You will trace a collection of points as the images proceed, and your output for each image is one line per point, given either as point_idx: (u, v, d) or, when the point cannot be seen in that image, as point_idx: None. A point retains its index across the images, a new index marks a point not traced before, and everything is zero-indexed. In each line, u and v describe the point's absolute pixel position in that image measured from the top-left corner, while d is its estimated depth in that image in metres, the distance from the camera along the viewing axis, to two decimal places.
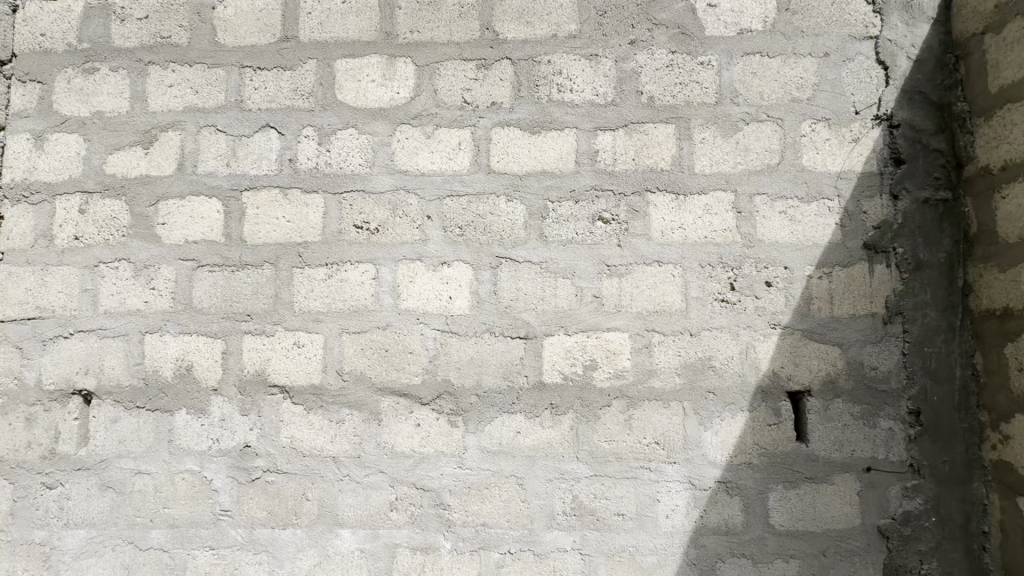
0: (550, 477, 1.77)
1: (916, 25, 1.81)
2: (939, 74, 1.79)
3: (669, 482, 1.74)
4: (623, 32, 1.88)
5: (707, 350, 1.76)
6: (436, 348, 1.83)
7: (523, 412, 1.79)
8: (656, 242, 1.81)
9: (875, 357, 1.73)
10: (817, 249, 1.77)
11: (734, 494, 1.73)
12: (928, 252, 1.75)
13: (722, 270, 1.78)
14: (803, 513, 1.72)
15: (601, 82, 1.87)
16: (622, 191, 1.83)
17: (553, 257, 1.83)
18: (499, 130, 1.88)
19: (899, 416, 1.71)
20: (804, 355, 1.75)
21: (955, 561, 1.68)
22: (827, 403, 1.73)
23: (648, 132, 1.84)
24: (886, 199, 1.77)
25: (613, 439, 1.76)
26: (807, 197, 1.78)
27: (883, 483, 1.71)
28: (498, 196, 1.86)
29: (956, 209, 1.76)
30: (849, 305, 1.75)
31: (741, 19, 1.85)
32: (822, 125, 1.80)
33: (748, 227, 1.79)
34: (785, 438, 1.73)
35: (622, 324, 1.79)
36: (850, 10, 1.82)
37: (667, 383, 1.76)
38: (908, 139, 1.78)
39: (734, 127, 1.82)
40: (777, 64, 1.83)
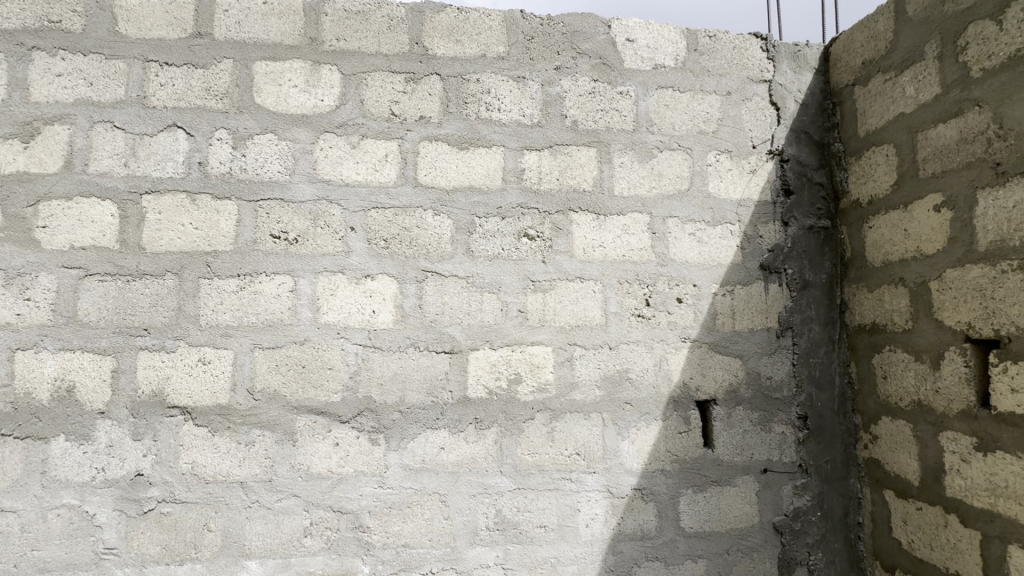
0: (474, 492, 1.76)
1: (801, 73, 2.04)
2: (819, 117, 2.03)
3: (588, 492, 1.80)
4: (549, 57, 1.96)
5: (625, 362, 1.85)
6: (357, 363, 1.77)
7: (447, 428, 1.77)
8: (578, 259, 1.88)
9: (770, 368, 1.91)
10: (721, 269, 1.93)
11: (649, 500, 1.82)
12: (813, 273, 1.96)
13: (638, 287, 1.89)
14: (709, 514, 1.84)
15: (528, 103, 1.94)
16: (547, 209, 1.90)
17: (479, 272, 1.84)
18: (427, 144, 1.88)
19: (790, 420, 1.90)
20: (710, 366, 1.89)
21: (837, 551, 1.87)
22: (730, 411, 1.88)
23: (572, 154, 1.93)
24: (778, 225, 1.97)
25: (536, 451, 1.79)
26: (713, 221, 1.95)
27: (777, 482, 1.87)
28: (425, 210, 1.85)
29: (834, 235, 1.98)
30: (748, 320, 1.92)
31: (656, 56, 2.00)
32: (725, 156, 1.98)
33: (661, 247, 1.91)
34: (693, 444, 1.86)
35: (545, 338, 1.84)
36: (747, 55, 2.03)
37: (587, 395, 1.83)
38: (796, 172, 2.00)
39: (649, 154, 1.96)
40: (687, 98, 1.99)
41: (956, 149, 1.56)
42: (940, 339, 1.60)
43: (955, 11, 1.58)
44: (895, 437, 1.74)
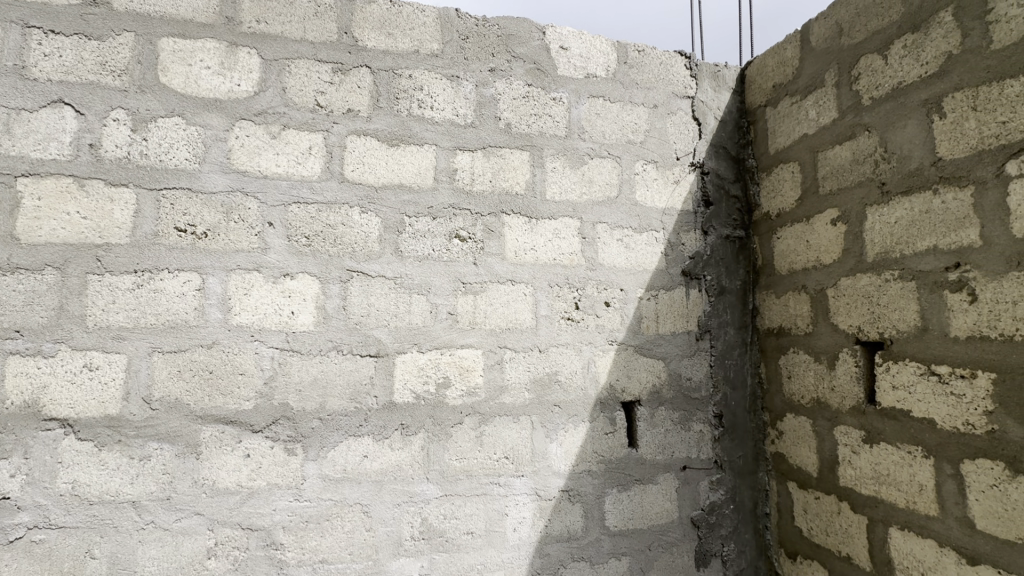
0: (398, 501, 1.70)
1: (721, 92, 2.18)
2: (736, 134, 2.17)
3: (516, 495, 1.79)
4: (484, 58, 1.95)
5: (554, 365, 1.87)
6: (273, 368, 1.65)
7: (371, 435, 1.70)
8: (510, 262, 1.88)
9: (690, 369, 2.00)
10: (646, 274, 2.00)
11: (575, 501, 1.84)
12: (729, 280, 2.08)
13: (568, 290, 1.92)
14: (632, 512, 1.89)
15: (461, 103, 1.91)
16: (479, 210, 1.88)
17: (408, 273, 1.79)
18: (355, 138, 1.80)
19: (706, 419, 2.00)
20: (635, 368, 1.95)
21: (747, 541, 1.99)
22: (653, 411, 1.95)
23: (505, 156, 1.93)
24: (699, 233, 2.08)
25: (464, 456, 1.76)
26: (639, 227, 2.02)
27: (695, 478, 1.97)
28: (351, 207, 1.77)
29: (748, 245, 2.12)
30: (670, 324, 2.01)
31: (588, 65, 2.05)
32: (651, 167, 2.07)
33: (591, 252, 1.96)
34: (618, 444, 1.90)
35: (475, 341, 1.82)
36: (673, 71, 2.14)
37: (517, 398, 1.82)
38: (715, 185, 2.12)
39: (580, 160, 2.00)
40: (617, 108, 2.06)
41: (850, 168, 1.70)
42: (836, 342, 1.73)
43: (849, 43, 1.72)
44: (798, 432, 1.87)
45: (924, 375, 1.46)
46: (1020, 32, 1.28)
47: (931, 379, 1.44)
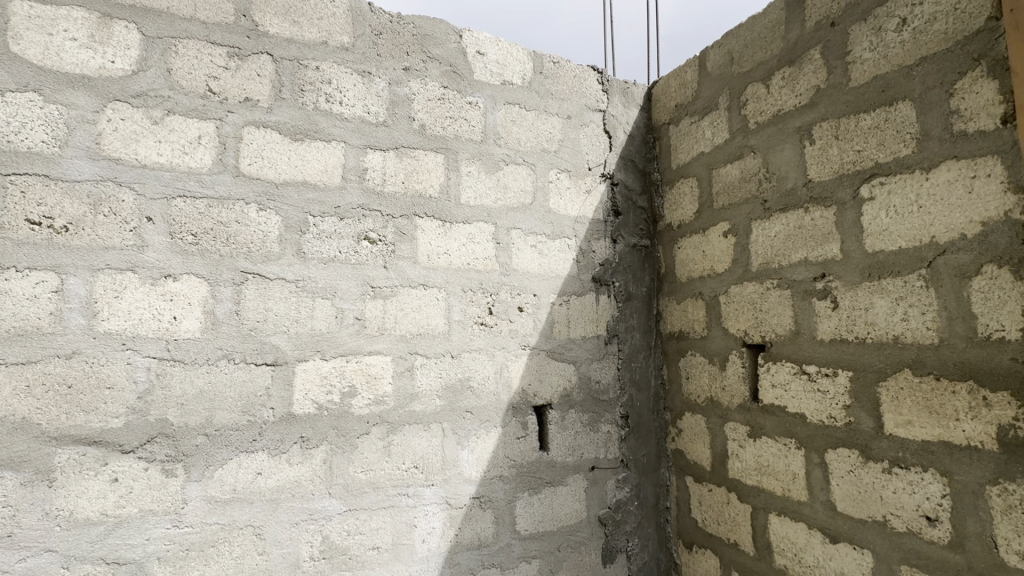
0: (297, 519, 1.58)
1: (630, 108, 2.29)
2: (643, 148, 2.29)
3: (425, 506, 1.74)
4: (397, 56, 1.90)
5: (466, 371, 1.85)
6: (150, 380, 1.48)
7: (266, 450, 1.57)
8: (422, 266, 1.84)
9: (599, 372, 2.08)
10: (559, 280, 2.05)
11: (487, 507, 1.83)
12: (635, 287, 2.19)
13: (482, 295, 1.91)
14: (543, 515, 1.91)
15: (373, 101, 1.84)
16: (390, 212, 1.82)
17: (311, 276, 1.68)
18: (252, 130, 1.67)
19: (614, 420, 2.08)
20: (547, 373, 1.98)
21: (649, 535, 2.09)
22: (563, 414, 1.99)
23: (419, 158, 1.88)
24: (608, 242, 2.17)
25: (370, 468, 1.68)
26: (553, 234, 2.07)
27: (602, 478, 2.04)
28: (247, 203, 1.63)
29: (653, 253, 2.25)
30: (581, 329, 2.07)
31: (504, 72, 2.07)
32: (564, 175, 2.12)
33: (504, 257, 1.97)
34: (530, 448, 1.92)
35: (384, 347, 1.75)
36: (586, 85, 2.21)
37: (427, 406, 1.78)
38: (624, 196, 2.23)
39: (495, 166, 2.00)
40: (532, 117, 2.10)
41: (739, 185, 1.85)
42: (726, 345, 1.88)
43: (738, 71, 1.88)
44: (694, 429, 2.00)
45: (797, 374, 1.62)
46: (871, 73, 1.46)
47: (802, 377, 1.60)
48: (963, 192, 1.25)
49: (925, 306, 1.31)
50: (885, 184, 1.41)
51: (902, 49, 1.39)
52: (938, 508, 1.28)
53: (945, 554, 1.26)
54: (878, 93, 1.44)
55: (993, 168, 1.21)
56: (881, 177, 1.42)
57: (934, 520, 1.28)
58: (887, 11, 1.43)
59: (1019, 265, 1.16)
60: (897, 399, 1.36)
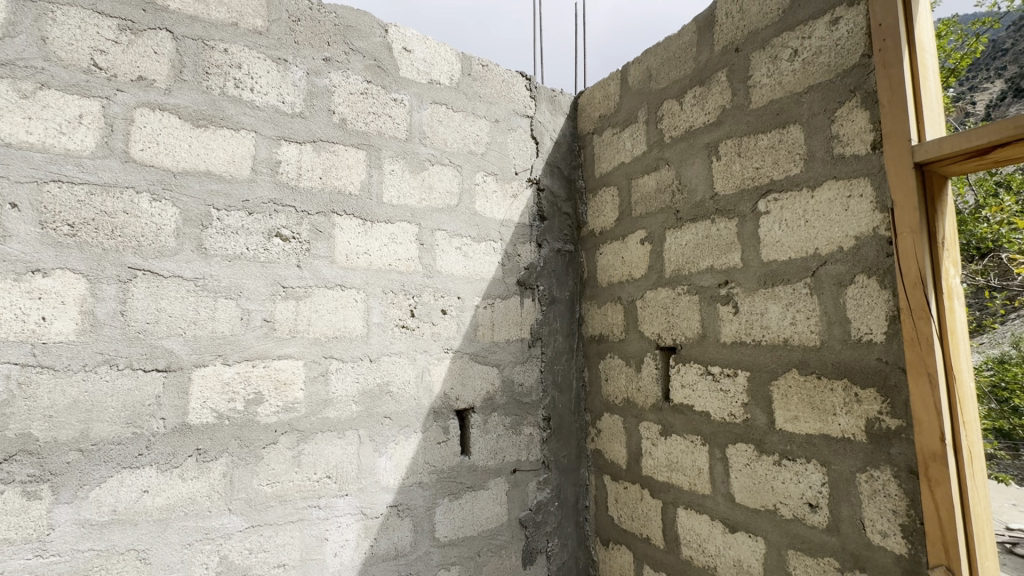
0: (190, 540, 1.45)
1: (556, 115, 2.34)
2: (569, 156, 2.35)
3: (338, 517, 1.66)
4: (317, 45, 1.81)
5: (386, 375, 1.79)
6: (9, 390, 1.29)
7: (155, 465, 1.42)
8: (339, 266, 1.76)
9: (522, 375, 2.09)
10: (483, 283, 2.05)
11: (405, 516, 1.78)
12: (559, 291, 2.23)
13: (404, 297, 1.86)
14: (463, 520, 1.89)
15: (289, 90, 1.74)
16: (305, 208, 1.72)
17: (213, 274, 1.55)
18: (146, 112, 1.52)
19: (536, 422, 2.10)
20: (470, 376, 1.97)
21: (569, 534, 2.13)
22: (486, 417, 1.99)
23: (339, 153, 1.80)
24: (534, 246, 2.20)
25: (276, 480, 1.58)
26: (478, 237, 2.06)
27: (524, 480, 2.05)
28: (138, 193, 1.48)
29: (577, 258, 2.31)
30: (505, 332, 2.08)
31: (431, 71, 2.04)
32: (491, 179, 2.13)
33: (428, 259, 1.93)
34: (451, 453, 1.90)
35: (295, 351, 1.65)
36: (514, 90, 2.24)
37: (342, 412, 1.70)
38: (549, 201, 2.27)
39: (420, 165, 1.97)
40: (459, 118, 2.08)
41: (655, 195, 1.95)
42: (642, 347, 1.96)
43: (656, 88, 1.98)
44: (612, 429, 2.07)
45: (703, 375, 1.72)
46: (768, 97, 1.59)
47: (707, 378, 1.71)
48: (841, 210, 1.39)
49: (809, 312, 1.45)
50: (779, 199, 1.54)
51: (794, 77, 1.53)
52: (818, 495, 1.40)
53: (824, 537, 1.38)
54: (774, 116, 1.57)
55: (864, 189, 1.35)
56: (775, 193, 1.55)
57: (815, 506, 1.41)
58: (781, 42, 1.57)
59: (883, 275, 1.30)
60: (787, 396, 1.48)
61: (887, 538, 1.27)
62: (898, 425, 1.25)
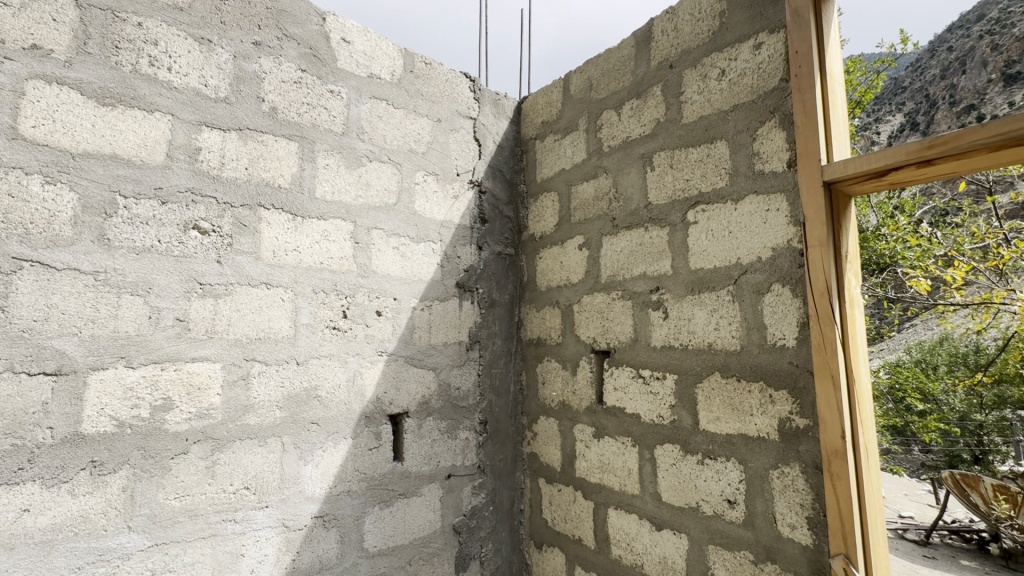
0: (79, 564, 1.29)
1: (500, 119, 2.34)
2: (511, 160, 2.36)
3: (257, 531, 1.55)
4: (246, 28, 1.70)
5: (314, 379, 1.70)
6: None
7: (39, 481, 1.26)
8: (265, 263, 1.65)
9: (459, 379, 2.07)
10: (421, 284, 2.01)
11: (331, 526, 1.70)
12: (499, 294, 2.23)
13: (335, 298, 1.78)
14: (393, 529, 1.84)
15: (213, 73, 1.63)
16: (228, 200, 1.61)
17: (118, 268, 1.41)
18: (40, 85, 1.35)
19: (472, 426, 2.08)
20: (404, 380, 1.92)
21: (503, 539, 2.12)
22: (420, 422, 1.95)
23: (267, 143, 1.70)
24: (474, 248, 2.18)
25: (186, 494, 1.45)
26: (417, 238, 2.02)
27: (458, 485, 2.02)
28: (28, 174, 1.31)
29: (517, 262, 2.31)
30: (442, 334, 2.04)
31: (372, 65, 1.98)
32: (431, 179, 2.09)
33: (363, 258, 1.87)
34: (382, 460, 1.84)
35: (212, 353, 1.53)
36: (458, 90, 2.22)
37: (264, 418, 1.59)
38: (491, 204, 2.26)
39: (357, 161, 1.90)
40: (400, 115, 2.03)
41: (593, 202, 1.99)
42: (578, 351, 1.99)
43: (596, 98, 2.03)
44: (548, 432, 2.09)
45: (634, 378, 1.77)
46: (698, 113, 1.67)
47: (638, 381, 1.76)
48: (760, 222, 1.48)
49: (731, 318, 1.53)
50: (706, 211, 1.62)
51: (721, 96, 1.61)
52: (736, 492, 1.48)
53: (740, 531, 1.46)
54: (703, 131, 1.65)
55: (781, 204, 1.44)
56: (703, 205, 1.63)
57: (733, 502, 1.48)
58: (710, 62, 1.65)
59: (795, 284, 1.39)
60: (710, 398, 1.56)
61: (795, 530, 1.35)
62: (806, 425, 1.35)
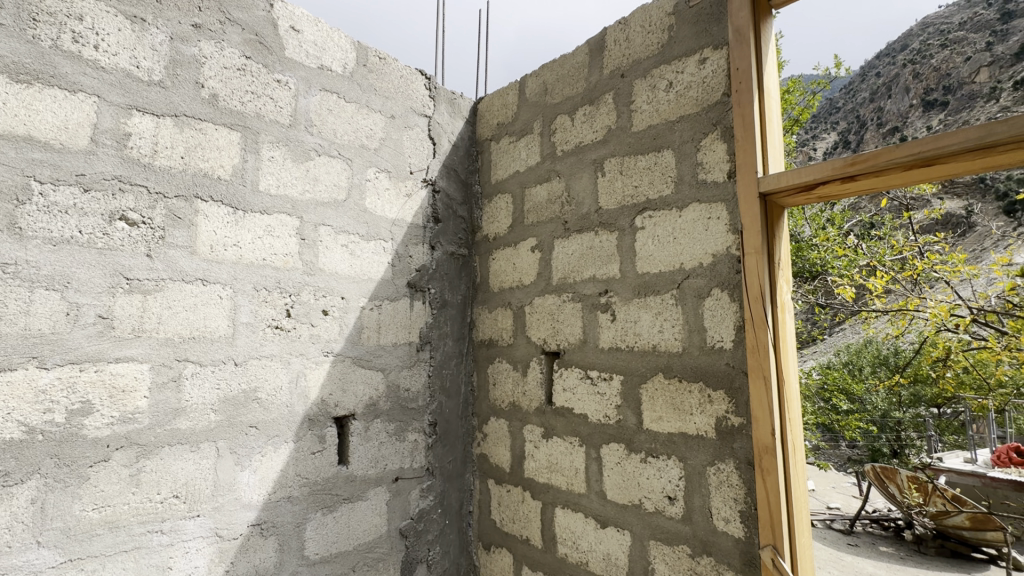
0: None
1: (455, 119, 2.33)
2: (466, 160, 2.35)
3: (187, 542, 1.47)
4: (185, 9, 1.61)
5: (253, 380, 1.63)
6: None
7: None
8: (202, 258, 1.57)
9: (409, 380, 2.03)
10: (370, 283, 1.96)
11: (270, 534, 1.63)
12: (451, 294, 2.21)
13: (279, 296, 1.71)
14: (337, 535, 1.78)
15: (146, 54, 1.52)
16: (161, 190, 1.51)
17: (30, 260, 1.29)
18: None
19: (421, 428, 2.06)
20: (351, 381, 1.87)
21: (451, 541, 2.10)
22: (367, 425, 1.90)
23: (206, 132, 1.62)
24: (427, 248, 2.16)
25: (107, 504, 1.35)
26: (367, 235, 1.97)
27: (406, 488, 1.99)
28: None
29: (470, 263, 2.31)
30: (391, 335, 2.00)
31: (322, 56, 1.91)
32: (384, 176, 2.05)
33: (309, 255, 1.80)
34: (326, 464, 1.78)
35: (139, 353, 1.43)
36: (412, 87, 2.18)
37: (197, 422, 1.51)
38: (445, 204, 2.24)
39: (304, 155, 1.83)
40: (351, 109, 1.98)
41: (546, 205, 2.02)
42: (528, 352, 2.01)
43: (550, 102, 2.06)
44: (498, 433, 2.09)
45: (583, 379, 1.81)
46: (647, 122, 1.72)
47: (586, 381, 1.79)
48: (702, 230, 1.55)
49: (674, 321, 1.58)
50: (652, 217, 1.67)
51: (669, 107, 1.67)
52: (676, 488, 1.53)
53: (679, 526, 1.52)
54: (651, 140, 1.71)
55: (721, 213, 1.51)
56: (650, 211, 1.68)
57: (673, 498, 1.54)
58: (659, 73, 1.71)
59: (733, 290, 1.46)
60: (653, 398, 1.61)
61: (729, 524, 1.42)
62: (740, 423, 1.42)
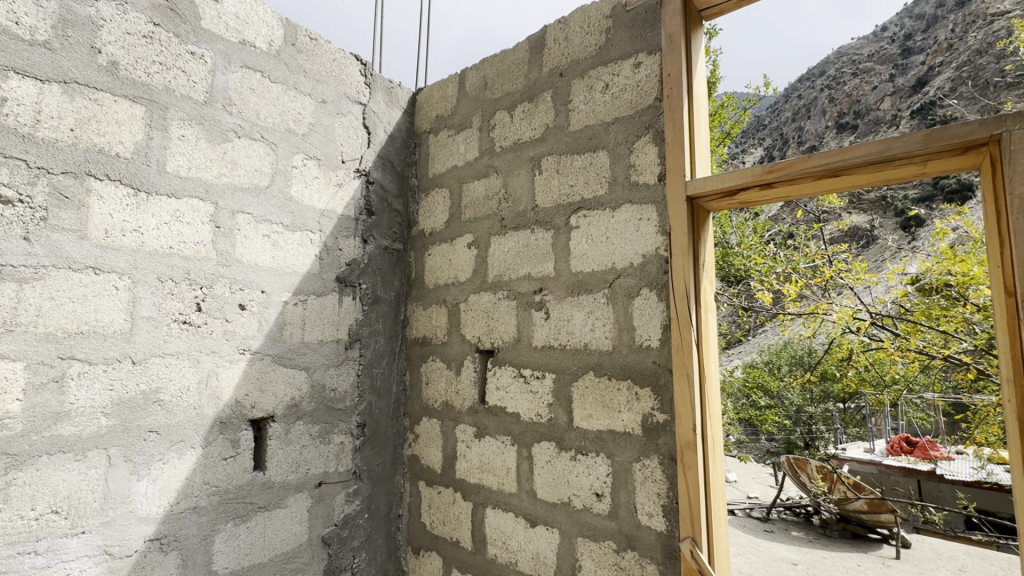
0: None
1: (392, 108, 2.24)
2: (403, 152, 2.26)
3: (69, 563, 1.30)
4: None
5: (155, 381, 1.48)
6: None
7: None
8: (95, 243, 1.40)
9: (335, 379, 1.93)
10: (294, 277, 1.84)
11: (171, 549, 1.48)
12: (384, 290, 2.13)
13: (187, 288, 1.57)
14: (250, 546, 1.66)
15: (28, 8, 1.33)
16: (44, 165, 1.33)
17: None
18: None
19: (348, 429, 1.96)
20: (270, 381, 1.75)
21: (378, 547, 2.02)
22: (288, 427, 1.78)
23: (103, 103, 1.44)
24: (358, 241, 2.06)
25: None
26: (292, 226, 1.85)
27: (330, 493, 1.89)
28: None
29: (404, 258, 2.23)
30: (317, 331, 1.89)
31: (245, 31, 1.77)
32: (312, 163, 1.94)
33: (225, 245, 1.67)
34: (240, 470, 1.65)
35: (11, 350, 1.25)
36: (346, 72, 2.08)
37: (83, 428, 1.34)
38: (379, 195, 2.15)
39: (221, 136, 1.69)
40: (277, 91, 1.85)
41: (483, 201, 1.99)
42: (462, 350, 1.97)
43: (490, 97, 2.03)
44: (429, 433, 2.04)
45: (516, 377, 1.79)
46: (584, 122, 1.74)
47: (520, 380, 1.78)
48: (633, 231, 1.58)
49: (605, 320, 1.60)
50: (587, 216, 1.69)
51: (604, 108, 1.69)
52: (603, 485, 1.55)
53: (606, 522, 1.54)
54: (587, 140, 1.72)
55: (651, 215, 1.55)
56: (585, 210, 1.69)
57: (601, 495, 1.55)
58: (596, 75, 1.73)
59: (660, 290, 1.50)
60: (583, 396, 1.62)
61: (651, 518, 1.46)
62: (665, 420, 1.46)
